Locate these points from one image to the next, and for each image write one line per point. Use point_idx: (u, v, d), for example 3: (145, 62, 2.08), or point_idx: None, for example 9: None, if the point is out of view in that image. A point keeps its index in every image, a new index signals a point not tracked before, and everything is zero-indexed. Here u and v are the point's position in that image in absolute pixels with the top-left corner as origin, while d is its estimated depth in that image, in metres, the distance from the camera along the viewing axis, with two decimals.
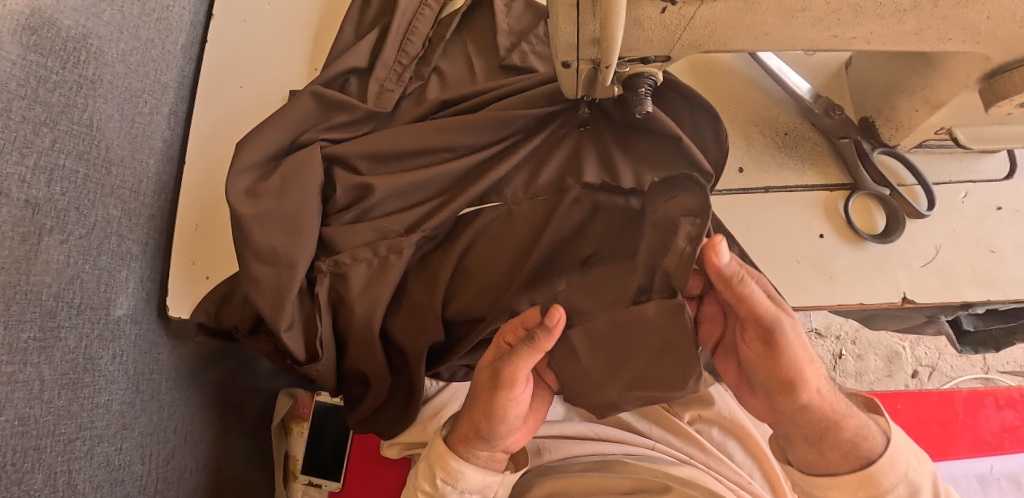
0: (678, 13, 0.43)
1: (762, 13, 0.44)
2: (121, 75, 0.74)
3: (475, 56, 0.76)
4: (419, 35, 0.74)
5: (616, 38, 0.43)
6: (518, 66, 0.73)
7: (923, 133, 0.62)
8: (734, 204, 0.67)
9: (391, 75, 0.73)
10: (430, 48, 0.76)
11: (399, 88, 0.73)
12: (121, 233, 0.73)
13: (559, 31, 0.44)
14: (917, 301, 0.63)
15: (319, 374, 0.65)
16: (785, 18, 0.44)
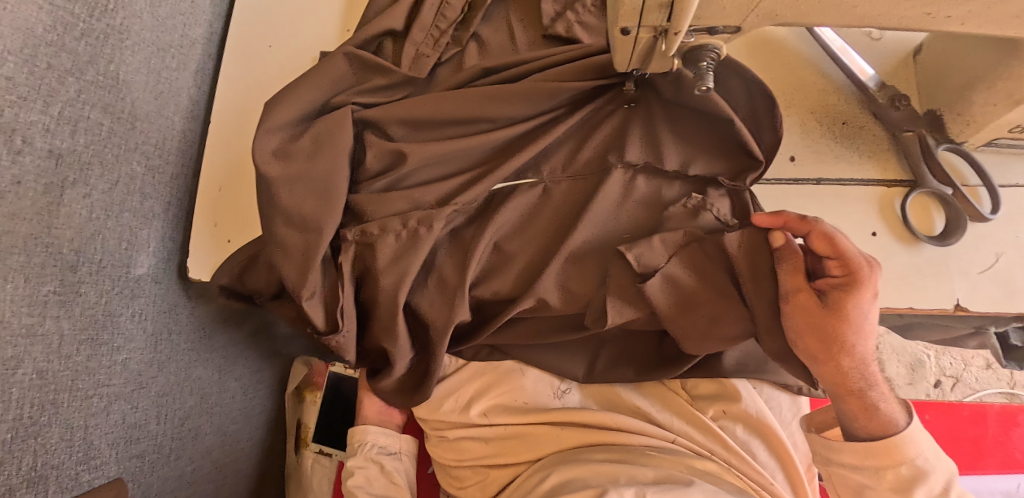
0: None
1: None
2: (148, 27, 0.71)
3: (517, 25, 0.72)
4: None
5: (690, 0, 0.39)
6: (563, 36, 0.69)
7: (993, 132, 0.58)
8: (782, 195, 0.63)
9: (428, 39, 0.69)
10: (471, 13, 0.72)
11: (437, 53, 0.69)
12: (144, 191, 0.72)
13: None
14: (970, 309, 0.59)
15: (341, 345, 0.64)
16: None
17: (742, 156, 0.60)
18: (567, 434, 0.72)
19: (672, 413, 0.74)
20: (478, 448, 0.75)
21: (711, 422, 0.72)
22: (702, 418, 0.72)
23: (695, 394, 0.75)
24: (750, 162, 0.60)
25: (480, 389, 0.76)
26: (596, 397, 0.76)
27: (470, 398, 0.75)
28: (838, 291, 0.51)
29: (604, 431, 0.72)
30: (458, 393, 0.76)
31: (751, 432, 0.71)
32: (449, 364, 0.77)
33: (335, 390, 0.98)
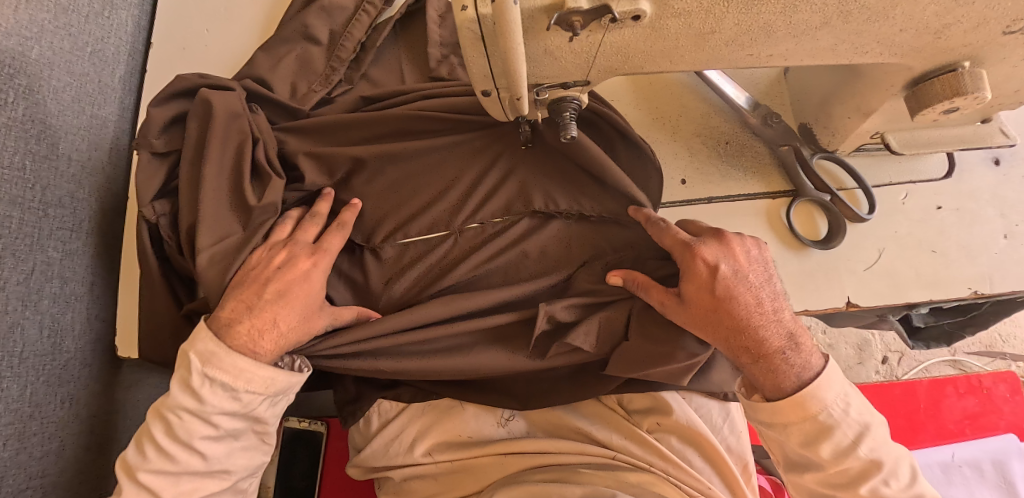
0: (587, 41, 0.43)
1: (674, 37, 0.43)
2: (55, 113, 0.72)
3: (407, 66, 0.75)
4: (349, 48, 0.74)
5: (523, 69, 0.42)
6: (445, 78, 0.72)
7: (858, 138, 0.62)
8: (678, 216, 0.67)
9: (320, 77, 0.73)
10: (364, 53, 0.75)
11: (326, 89, 0.72)
12: (63, 276, 0.72)
13: (471, 65, 0.44)
14: (860, 304, 0.63)
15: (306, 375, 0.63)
16: (698, 40, 0.44)
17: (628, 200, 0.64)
18: (510, 462, 0.74)
19: (611, 430, 0.76)
20: (428, 487, 0.77)
21: (647, 435, 0.75)
22: (639, 432, 0.75)
23: (631, 409, 0.78)
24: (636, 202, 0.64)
25: (424, 429, 0.77)
26: (541, 425, 0.77)
27: (413, 439, 0.77)
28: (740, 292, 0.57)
29: (544, 455, 0.74)
30: (402, 436, 0.77)
31: (684, 441, 0.75)
32: (392, 407, 0.79)
33: (292, 444, 0.98)
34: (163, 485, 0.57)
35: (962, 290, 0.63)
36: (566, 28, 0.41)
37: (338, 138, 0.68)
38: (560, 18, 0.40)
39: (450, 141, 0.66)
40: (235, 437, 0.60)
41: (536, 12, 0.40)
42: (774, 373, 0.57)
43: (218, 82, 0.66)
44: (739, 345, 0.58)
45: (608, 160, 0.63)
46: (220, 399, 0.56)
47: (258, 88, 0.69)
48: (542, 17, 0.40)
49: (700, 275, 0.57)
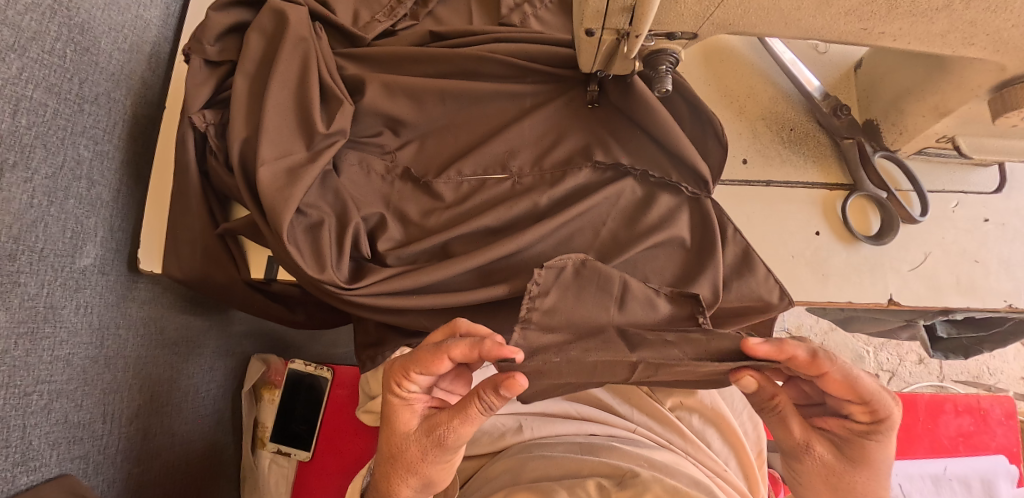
0: None
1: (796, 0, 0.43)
2: (100, 5, 0.68)
3: (476, 8, 0.73)
4: None
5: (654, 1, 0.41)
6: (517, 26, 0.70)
7: (924, 140, 0.62)
8: (736, 195, 0.66)
9: (383, 9, 0.71)
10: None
11: (390, 20, 0.70)
12: (92, 178, 0.68)
13: None
14: (901, 303, 0.64)
15: (348, 304, 0.60)
16: (818, 5, 0.43)
17: (694, 172, 0.63)
18: (530, 426, 0.73)
19: (632, 406, 0.76)
20: None
21: (670, 414, 0.75)
22: (662, 410, 0.75)
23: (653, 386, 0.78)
24: (696, 177, 0.63)
25: None
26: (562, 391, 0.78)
27: None
28: (854, 436, 0.49)
29: (565, 421, 0.74)
30: None
31: (704, 421, 0.76)
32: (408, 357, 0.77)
33: (294, 386, 0.96)
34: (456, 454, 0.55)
35: (999, 302, 0.65)
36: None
37: (401, 70, 0.66)
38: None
39: (518, 90, 0.65)
40: None
41: None
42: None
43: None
44: (814, 474, 0.51)
45: (676, 127, 0.61)
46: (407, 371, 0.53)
47: (321, 8, 0.66)
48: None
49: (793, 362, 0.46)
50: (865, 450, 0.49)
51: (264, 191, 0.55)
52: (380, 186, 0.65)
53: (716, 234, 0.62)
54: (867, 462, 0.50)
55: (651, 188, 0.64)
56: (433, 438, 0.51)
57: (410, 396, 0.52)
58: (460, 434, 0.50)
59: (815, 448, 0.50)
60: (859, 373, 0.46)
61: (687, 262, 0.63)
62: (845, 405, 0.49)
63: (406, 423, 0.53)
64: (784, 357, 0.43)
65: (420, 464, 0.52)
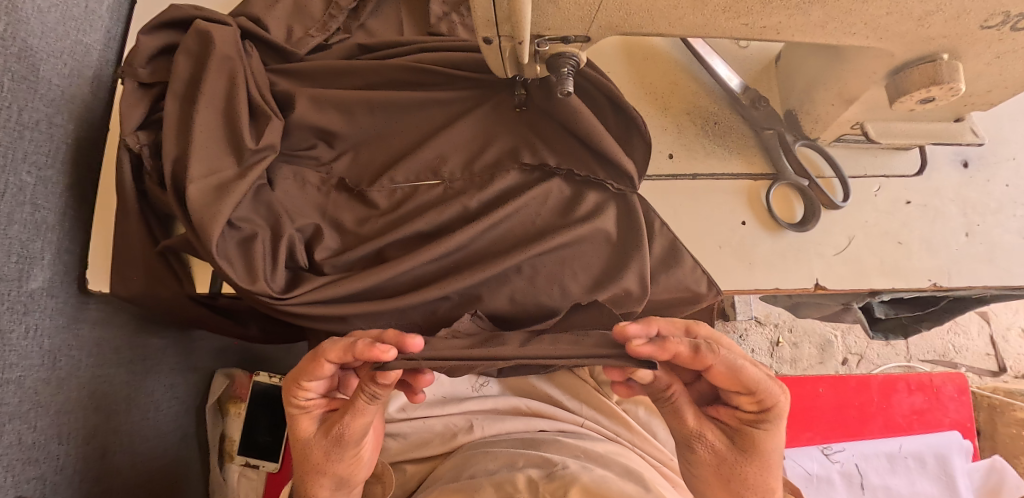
0: None
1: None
2: (38, 34, 0.69)
3: (407, 19, 0.75)
4: None
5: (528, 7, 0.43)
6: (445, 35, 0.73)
7: (839, 127, 0.64)
8: (663, 189, 0.69)
9: (317, 23, 0.72)
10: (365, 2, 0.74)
11: (324, 35, 0.71)
12: (36, 202, 0.70)
13: (476, 7, 0.44)
14: (827, 286, 0.66)
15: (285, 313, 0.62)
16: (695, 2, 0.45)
17: (618, 169, 0.65)
18: (480, 425, 0.75)
19: (580, 401, 0.79)
20: (395, 444, 0.76)
21: (617, 406, 0.77)
22: (609, 404, 0.78)
23: (601, 381, 0.81)
24: (620, 172, 0.65)
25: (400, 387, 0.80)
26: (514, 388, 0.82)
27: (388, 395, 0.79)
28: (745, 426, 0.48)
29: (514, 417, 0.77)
30: None
31: (651, 412, 0.79)
32: None
33: (259, 398, 0.97)
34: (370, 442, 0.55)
35: (922, 281, 0.67)
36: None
37: (332, 83, 0.68)
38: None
39: (447, 98, 0.67)
40: None
41: None
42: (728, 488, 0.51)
43: (213, 16, 0.65)
44: (708, 465, 0.50)
45: (601, 128, 0.64)
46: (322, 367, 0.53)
47: (253, 27, 0.68)
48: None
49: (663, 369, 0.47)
50: (757, 439, 0.49)
51: (193, 206, 0.57)
52: (315, 197, 0.67)
53: (642, 229, 0.65)
54: (757, 452, 0.49)
55: (579, 187, 0.67)
56: (331, 437, 0.52)
57: (308, 403, 0.52)
58: (356, 429, 0.51)
59: (707, 436, 0.49)
60: (744, 361, 0.46)
61: (614, 258, 0.65)
62: (734, 396, 0.49)
63: (304, 430, 0.53)
64: (669, 347, 0.44)
65: (326, 464, 0.53)
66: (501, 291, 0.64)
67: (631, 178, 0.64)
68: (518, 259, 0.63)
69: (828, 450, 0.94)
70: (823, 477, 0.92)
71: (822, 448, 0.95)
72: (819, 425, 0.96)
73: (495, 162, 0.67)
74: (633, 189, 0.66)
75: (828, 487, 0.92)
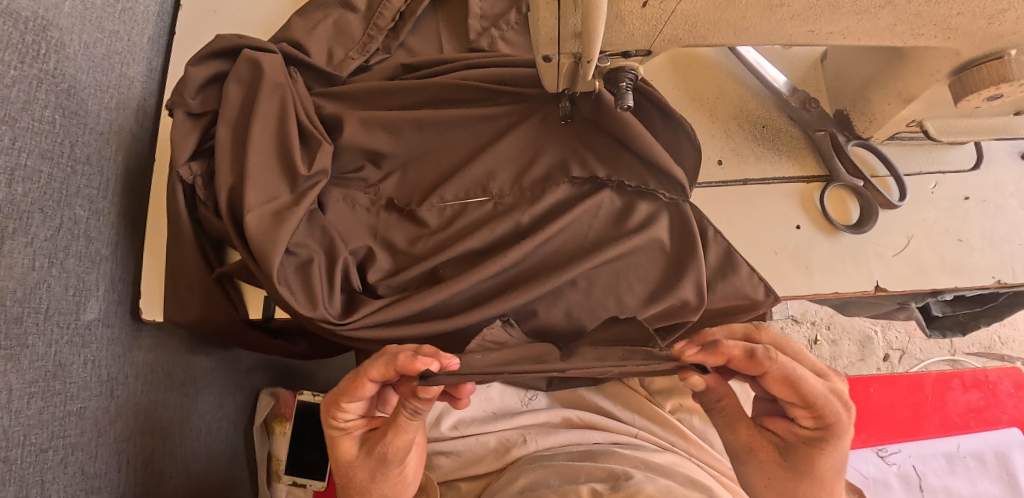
0: (659, 7, 0.44)
1: (742, 8, 0.45)
2: (84, 69, 0.70)
3: (445, 34, 0.75)
4: (391, 9, 0.73)
5: (599, 26, 0.43)
6: (486, 50, 0.72)
7: (895, 126, 0.63)
8: (713, 196, 0.68)
9: (357, 45, 0.73)
10: (403, 21, 0.74)
11: (363, 56, 0.72)
12: (89, 235, 0.70)
13: (540, 25, 0.44)
14: (888, 289, 0.65)
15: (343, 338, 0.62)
16: (762, 12, 0.45)
17: (669, 178, 0.64)
18: (534, 439, 0.74)
19: (632, 411, 0.78)
20: (448, 462, 0.75)
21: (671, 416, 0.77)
22: (662, 414, 0.77)
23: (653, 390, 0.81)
24: (670, 182, 0.64)
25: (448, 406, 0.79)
26: (563, 400, 0.81)
27: (440, 414, 0.79)
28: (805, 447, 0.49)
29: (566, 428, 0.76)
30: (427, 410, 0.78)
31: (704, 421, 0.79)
32: None
33: (305, 418, 0.97)
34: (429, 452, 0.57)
35: (986, 279, 0.65)
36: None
37: (377, 105, 0.68)
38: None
39: (492, 112, 0.67)
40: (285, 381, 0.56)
41: None
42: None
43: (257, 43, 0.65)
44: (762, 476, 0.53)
45: (650, 137, 0.63)
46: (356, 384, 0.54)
47: (294, 52, 0.68)
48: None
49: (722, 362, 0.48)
50: (816, 459, 0.49)
51: (252, 235, 0.57)
52: (366, 218, 0.67)
53: (696, 237, 0.63)
54: (813, 473, 0.50)
55: (630, 197, 0.66)
56: (374, 458, 0.54)
57: (348, 426, 0.54)
58: (397, 446, 0.53)
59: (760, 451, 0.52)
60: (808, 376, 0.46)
61: (668, 269, 0.64)
62: (792, 410, 0.49)
63: (344, 452, 0.55)
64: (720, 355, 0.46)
65: (370, 483, 0.55)
66: (557, 306, 0.64)
67: (681, 185, 0.63)
68: (574, 272, 0.62)
69: (883, 452, 0.93)
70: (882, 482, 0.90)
71: (876, 450, 0.93)
72: (873, 427, 0.94)
73: (541, 176, 0.66)
74: (685, 197, 0.64)
75: (886, 490, 0.90)
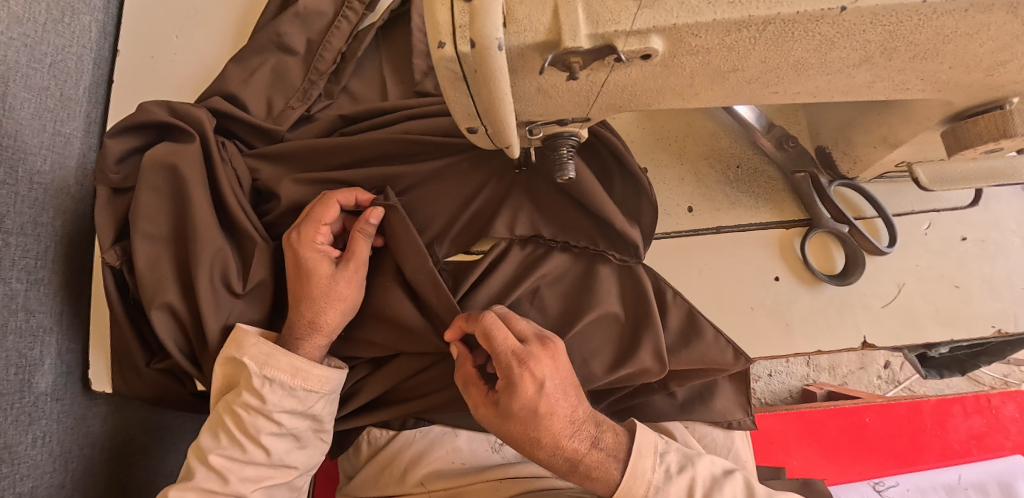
0: (588, 79, 0.37)
1: (688, 76, 0.38)
2: (12, 133, 0.64)
3: (390, 75, 0.71)
4: (331, 50, 0.69)
5: (511, 112, 0.37)
6: (433, 91, 0.68)
7: (883, 167, 0.57)
8: (682, 247, 0.63)
9: (298, 91, 0.69)
10: (345, 63, 0.71)
11: (305, 105, 0.68)
12: (29, 308, 0.67)
13: (449, 101, 0.37)
14: (877, 345, 0.59)
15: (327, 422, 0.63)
16: (712, 79, 0.39)
17: (622, 237, 0.58)
18: (503, 487, 0.72)
19: None
20: None
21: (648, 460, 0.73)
22: None
23: None
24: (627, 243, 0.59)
25: (415, 458, 0.76)
26: None
27: (406, 466, 0.76)
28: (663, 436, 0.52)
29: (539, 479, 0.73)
30: (394, 464, 0.76)
31: None
32: (383, 434, 0.79)
33: None
34: (229, 468, 0.56)
35: (985, 329, 0.59)
36: (562, 68, 0.35)
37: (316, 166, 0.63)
38: (555, 59, 0.34)
39: (435, 167, 0.61)
40: (297, 439, 0.59)
41: (527, 50, 0.34)
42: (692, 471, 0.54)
43: (184, 110, 0.61)
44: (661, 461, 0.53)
45: (606, 198, 0.57)
46: (280, 397, 0.56)
47: (226, 106, 0.64)
48: (536, 57, 0.35)
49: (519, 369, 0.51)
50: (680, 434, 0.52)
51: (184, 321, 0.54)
52: None
53: (653, 303, 0.59)
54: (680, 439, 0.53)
55: (586, 260, 0.61)
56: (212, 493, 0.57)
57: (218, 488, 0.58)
58: None
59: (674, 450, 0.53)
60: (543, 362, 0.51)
61: (627, 334, 0.60)
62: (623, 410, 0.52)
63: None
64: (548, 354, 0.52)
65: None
66: None
67: (635, 247, 0.58)
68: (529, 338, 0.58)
69: (880, 486, 0.87)
70: None
71: (873, 484, 0.87)
72: (869, 458, 0.88)
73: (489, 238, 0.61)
74: (638, 259, 0.59)
75: None
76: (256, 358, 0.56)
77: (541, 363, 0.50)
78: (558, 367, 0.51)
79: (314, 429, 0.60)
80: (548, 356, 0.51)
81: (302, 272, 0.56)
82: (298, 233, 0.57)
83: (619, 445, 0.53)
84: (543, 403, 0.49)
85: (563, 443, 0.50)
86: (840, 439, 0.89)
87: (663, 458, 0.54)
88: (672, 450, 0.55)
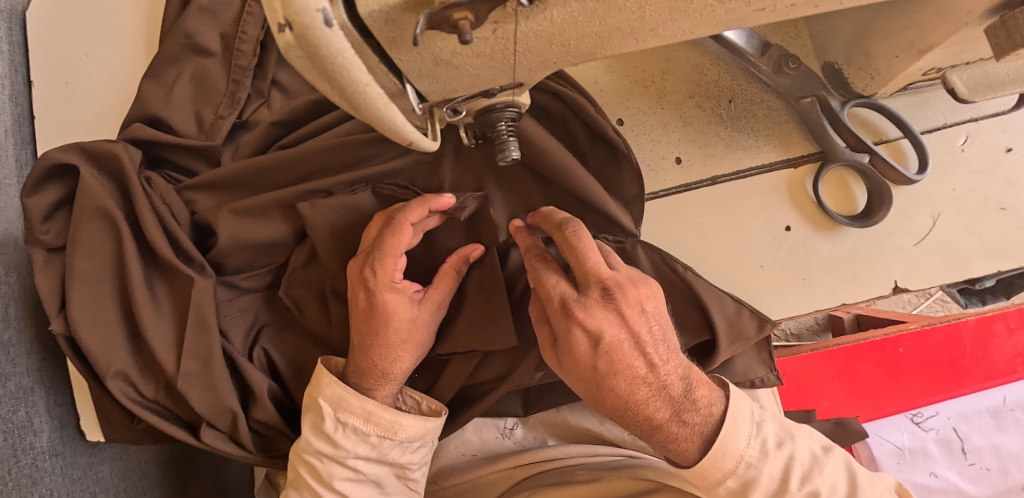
0: (498, 38, 0.29)
1: (634, 6, 0.28)
2: None
3: None
4: (249, 41, 0.61)
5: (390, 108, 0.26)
6: None
7: (907, 78, 0.47)
8: (675, 205, 0.54)
9: (226, 97, 0.61)
10: (268, 53, 0.62)
11: (235, 111, 0.60)
12: (3, 372, 0.60)
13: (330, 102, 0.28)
14: (910, 288, 0.51)
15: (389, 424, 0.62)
16: (673, 2, 0.28)
17: (608, 220, 0.52)
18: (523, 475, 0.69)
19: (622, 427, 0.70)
20: None
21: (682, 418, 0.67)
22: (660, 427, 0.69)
23: None
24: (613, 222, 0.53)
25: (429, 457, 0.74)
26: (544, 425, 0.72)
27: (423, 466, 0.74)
28: (690, 412, 0.47)
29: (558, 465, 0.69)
30: None
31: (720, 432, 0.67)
32: None
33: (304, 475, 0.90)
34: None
35: None
36: (450, 30, 0.26)
37: (259, 185, 0.57)
38: (434, 19, 0.26)
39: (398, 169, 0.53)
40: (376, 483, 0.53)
41: (396, 14, 0.26)
42: (674, 441, 0.47)
43: (101, 149, 0.55)
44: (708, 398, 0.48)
45: (582, 172, 0.50)
46: (354, 442, 0.51)
47: (149, 132, 0.58)
48: (411, 20, 0.26)
49: (578, 344, 0.46)
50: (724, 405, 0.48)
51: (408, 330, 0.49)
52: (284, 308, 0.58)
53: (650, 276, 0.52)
54: (693, 407, 0.47)
55: None
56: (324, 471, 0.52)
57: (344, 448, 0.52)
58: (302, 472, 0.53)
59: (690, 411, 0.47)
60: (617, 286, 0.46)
61: None
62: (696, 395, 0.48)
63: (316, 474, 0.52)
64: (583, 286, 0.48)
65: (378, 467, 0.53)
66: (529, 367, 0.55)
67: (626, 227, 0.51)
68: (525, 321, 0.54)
69: (919, 418, 0.82)
70: (917, 444, 0.82)
71: (912, 416, 0.83)
72: (906, 390, 0.81)
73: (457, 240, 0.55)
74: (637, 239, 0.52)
75: (925, 460, 0.82)
76: (331, 399, 0.51)
77: (629, 307, 0.46)
78: (624, 317, 0.46)
79: (398, 474, 0.54)
80: (608, 309, 0.46)
81: (380, 316, 0.49)
82: (372, 269, 0.49)
83: (710, 420, 0.47)
84: (602, 360, 0.46)
85: (634, 406, 0.47)
86: (875, 375, 0.81)
87: (759, 429, 0.48)
88: (769, 419, 0.49)
